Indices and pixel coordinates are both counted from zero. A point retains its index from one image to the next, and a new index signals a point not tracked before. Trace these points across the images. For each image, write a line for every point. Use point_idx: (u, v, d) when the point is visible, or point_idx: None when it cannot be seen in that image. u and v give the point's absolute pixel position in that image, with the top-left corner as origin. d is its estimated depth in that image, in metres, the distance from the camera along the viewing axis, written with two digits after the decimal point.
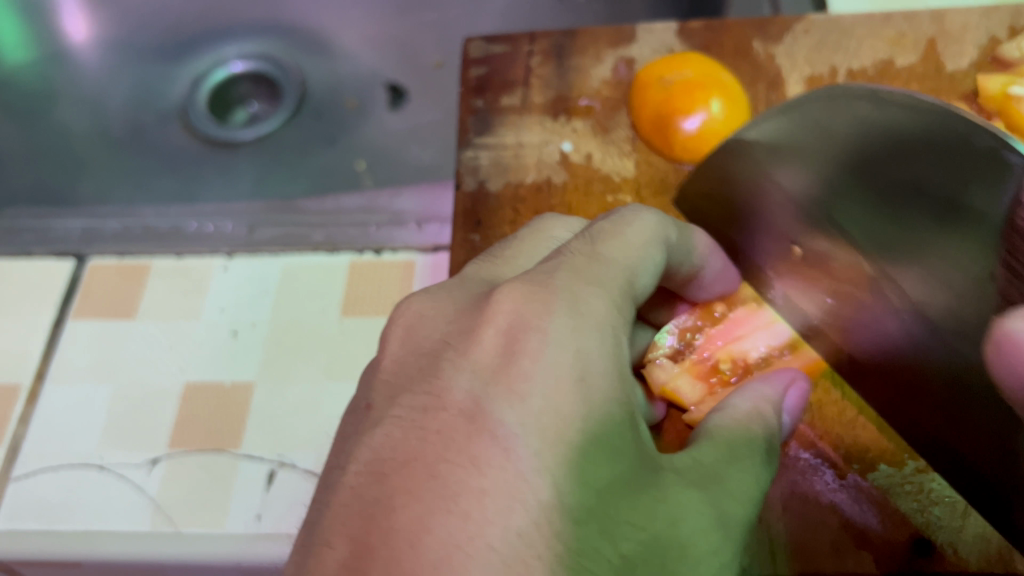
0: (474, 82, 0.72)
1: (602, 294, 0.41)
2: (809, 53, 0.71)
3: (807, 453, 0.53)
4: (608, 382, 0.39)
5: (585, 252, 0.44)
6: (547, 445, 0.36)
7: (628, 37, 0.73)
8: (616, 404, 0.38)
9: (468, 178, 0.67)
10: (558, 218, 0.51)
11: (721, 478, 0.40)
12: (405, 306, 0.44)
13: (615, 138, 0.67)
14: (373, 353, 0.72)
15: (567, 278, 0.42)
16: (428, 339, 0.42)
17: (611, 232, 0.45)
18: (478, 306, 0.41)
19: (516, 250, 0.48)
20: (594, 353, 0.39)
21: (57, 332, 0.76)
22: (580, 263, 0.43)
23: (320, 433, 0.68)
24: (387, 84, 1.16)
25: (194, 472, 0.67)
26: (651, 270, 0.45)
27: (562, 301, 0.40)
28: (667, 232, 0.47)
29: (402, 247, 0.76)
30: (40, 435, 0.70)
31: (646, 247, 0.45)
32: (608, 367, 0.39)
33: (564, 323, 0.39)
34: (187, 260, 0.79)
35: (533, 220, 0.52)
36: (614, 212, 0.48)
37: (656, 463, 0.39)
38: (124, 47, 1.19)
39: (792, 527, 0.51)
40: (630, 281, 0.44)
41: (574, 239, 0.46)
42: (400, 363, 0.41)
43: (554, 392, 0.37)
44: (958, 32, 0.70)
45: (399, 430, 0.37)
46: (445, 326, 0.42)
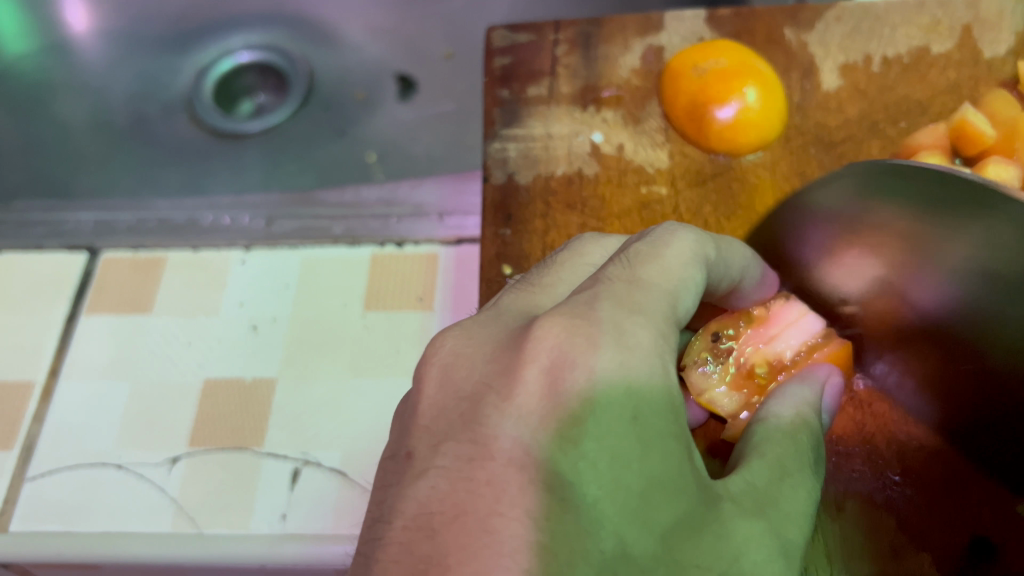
0: (499, 72, 0.70)
1: (647, 325, 0.39)
2: (843, 40, 0.69)
3: (858, 452, 0.52)
4: (663, 421, 0.37)
5: (624, 278, 0.41)
6: (604, 492, 0.35)
7: (656, 25, 0.71)
8: (671, 438, 0.37)
9: (497, 170, 0.65)
10: (596, 239, 0.48)
11: (779, 503, 0.39)
12: (439, 345, 0.41)
13: (647, 129, 0.66)
14: (398, 348, 0.70)
15: (609, 309, 0.39)
16: (466, 380, 0.39)
17: (648, 256, 0.42)
18: (519, 339, 0.39)
19: (554, 279, 0.45)
20: (646, 392, 0.37)
21: (70, 327, 0.74)
22: (621, 290, 0.40)
23: (344, 433, 0.66)
24: (398, 75, 1.14)
25: (215, 471, 0.65)
26: (693, 291, 0.42)
27: (607, 337, 0.37)
28: (706, 250, 0.44)
29: (424, 240, 0.75)
30: (55, 434, 0.68)
31: (687, 269, 0.43)
32: (661, 400, 0.37)
33: (612, 360, 0.37)
34: (203, 253, 0.77)
35: (570, 240, 0.48)
36: (647, 233, 0.45)
37: (715, 495, 0.38)
38: (127, 37, 1.17)
39: (847, 531, 0.50)
40: (674, 306, 0.41)
41: (611, 263, 0.43)
42: (439, 408, 0.38)
43: (605, 433, 0.35)
44: (994, 18, 0.69)
45: (445, 481, 0.35)
46: (482, 363, 0.39)
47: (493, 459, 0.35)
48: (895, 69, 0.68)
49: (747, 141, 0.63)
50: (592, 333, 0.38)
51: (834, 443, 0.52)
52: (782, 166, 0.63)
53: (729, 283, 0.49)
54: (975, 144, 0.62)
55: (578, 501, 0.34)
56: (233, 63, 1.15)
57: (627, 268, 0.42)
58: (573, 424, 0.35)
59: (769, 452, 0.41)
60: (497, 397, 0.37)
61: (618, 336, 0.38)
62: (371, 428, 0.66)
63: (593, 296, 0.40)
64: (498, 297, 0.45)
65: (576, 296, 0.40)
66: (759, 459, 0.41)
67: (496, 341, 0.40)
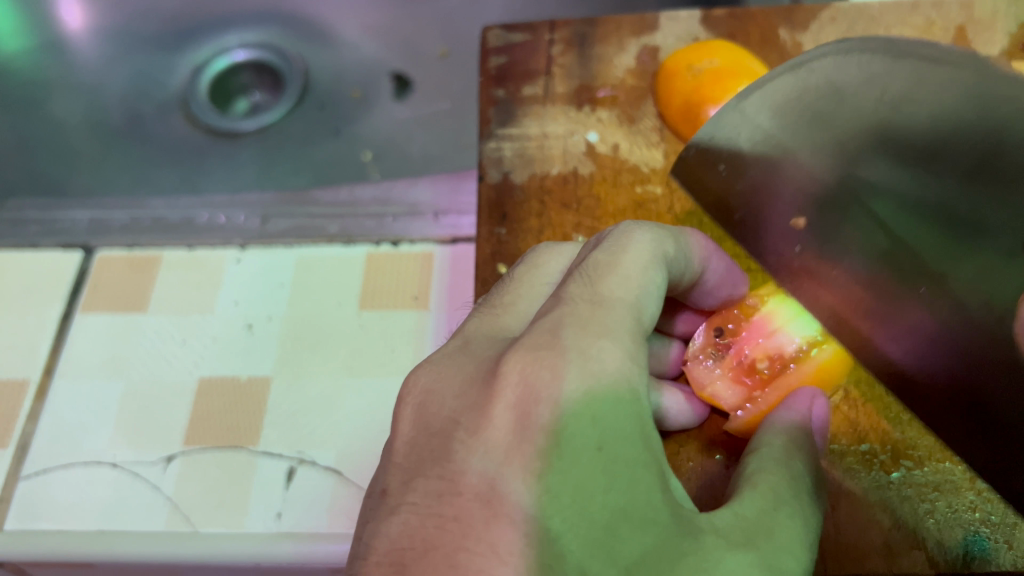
0: (494, 71, 0.70)
1: (613, 346, 0.38)
2: (837, 41, 0.69)
3: (854, 448, 0.52)
4: (633, 450, 0.36)
5: (586, 298, 0.40)
6: (568, 527, 0.34)
7: (651, 25, 0.71)
8: (640, 467, 0.36)
9: (492, 169, 0.65)
10: (555, 248, 0.47)
11: (772, 534, 0.39)
12: (412, 382, 0.40)
13: (642, 128, 0.66)
14: (393, 347, 0.70)
15: (573, 333, 0.38)
16: (437, 416, 0.38)
17: (606, 268, 0.42)
18: (486, 372, 0.38)
19: (515, 295, 0.44)
20: (615, 420, 0.36)
21: (65, 325, 0.74)
22: (584, 311, 0.39)
23: (340, 431, 0.66)
24: (393, 74, 1.14)
25: (210, 470, 0.65)
26: (654, 296, 0.41)
27: (573, 364, 0.37)
28: (664, 248, 0.44)
29: (419, 239, 0.75)
30: (50, 432, 0.68)
31: (646, 273, 0.42)
32: (629, 428, 0.37)
33: (579, 389, 0.36)
34: (199, 252, 0.77)
35: (528, 253, 0.47)
36: (602, 240, 0.44)
37: (695, 526, 0.37)
38: (122, 34, 1.16)
39: (843, 528, 0.50)
40: (639, 317, 0.40)
41: (570, 279, 0.42)
42: (410, 445, 0.38)
43: (573, 467, 0.35)
44: (988, 19, 0.69)
45: (415, 518, 0.36)
46: (452, 397, 0.39)
47: (488, 458, 0.36)
48: None
49: None
50: (554, 360, 0.37)
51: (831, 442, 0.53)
52: None
53: (691, 277, 0.48)
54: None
55: (545, 533, 0.34)
56: (228, 62, 1.16)
57: (586, 283, 0.41)
58: (539, 459, 0.35)
59: (761, 483, 0.42)
60: (465, 430, 0.37)
61: (581, 358, 0.37)
62: (366, 427, 0.66)
63: (555, 318, 0.39)
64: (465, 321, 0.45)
65: (543, 319, 0.40)
66: (751, 493, 0.41)
67: (464, 373, 0.39)
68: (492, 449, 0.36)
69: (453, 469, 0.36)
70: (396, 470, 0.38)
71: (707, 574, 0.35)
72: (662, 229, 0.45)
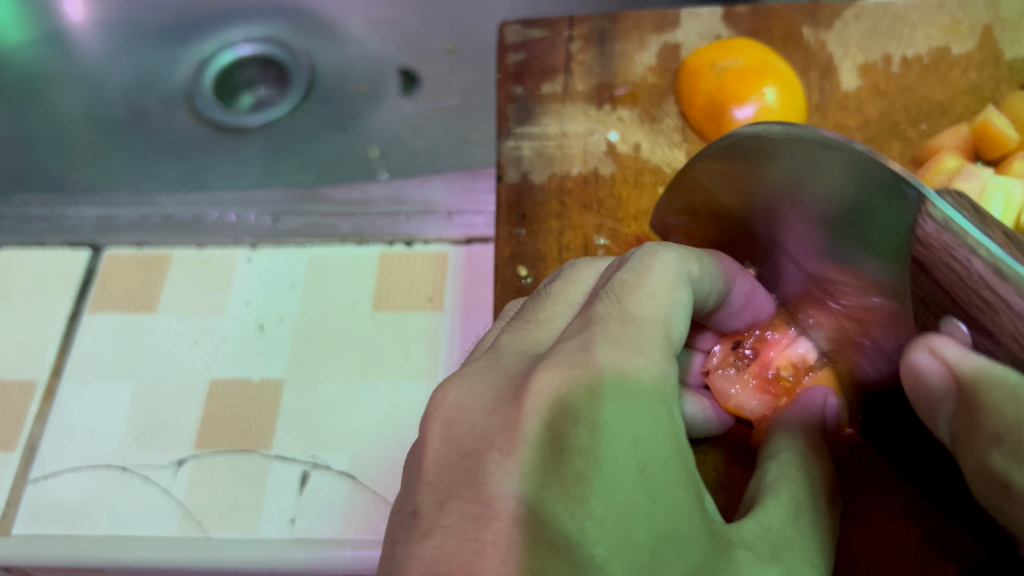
0: (512, 68, 0.69)
1: (647, 364, 0.37)
2: (862, 40, 0.68)
3: (881, 459, 0.52)
4: (672, 467, 0.35)
5: (617, 315, 0.39)
6: (609, 551, 0.33)
7: (672, 21, 0.70)
8: (680, 487, 0.35)
9: (511, 169, 0.64)
10: (589, 265, 0.45)
11: (793, 545, 0.38)
12: (440, 398, 0.39)
13: (664, 128, 0.65)
14: (408, 349, 0.69)
15: (607, 351, 0.37)
16: (468, 434, 0.37)
17: (634, 286, 0.41)
18: (519, 389, 0.37)
19: (551, 312, 0.43)
20: (652, 439, 0.35)
21: (73, 325, 0.72)
22: (615, 330, 0.38)
23: (355, 435, 0.65)
24: (401, 69, 1.13)
25: (223, 474, 0.64)
26: (683, 315, 0.41)
27: (608, 384, 0.36)
28: (689, 267, 0.42)
29: (434, 239, 0.74)
30: (58, 435, 0.67)
31: (673, 292, 0.41)
32: (668, 449, 0.35)
33: (615, 408, 0.35)
34: (209, 251, 0.75)
35: (558, 270, 0.46)
36: (626, 260, 0.43)
37: (727, 541, 0.37)
38: (125, 27, 1.14)
39: (873, 541, 0.50)
40: (669, 337, 0.39)
41: (597, 299, 0.41)
42: (442, 464, 0.37)
43: (614, 490, 0.34)
44: (1015, 18, 0.68)
45: (450, 541, 0.34)
46: (483, 415, 0.37)
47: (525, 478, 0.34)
48: (914, 70, 0.67)
49: None
50: (588, 377, 0.36)
51: (860, 452, 0.52)
52: None
53: (716, 299, 0.47)
54: (996, 147, 0.62)
55: (582, 559, 0.33)
56: (233, 56, 1.14)
57: (614, 301, 0.40)
58: (578, 482, 0.34)
59: (783, 492, 0.41)
60: (497, 451, 0.36)
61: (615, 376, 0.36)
62: (381, 431, 0.65)
63: (585, 335, 0.38)
64: (495, 339, 0.43)
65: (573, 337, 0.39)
66: (774, 500, 0.40)
67: (494, 392, 0.38)
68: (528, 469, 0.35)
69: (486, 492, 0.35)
70: (427, 490, 0.37)
71: None
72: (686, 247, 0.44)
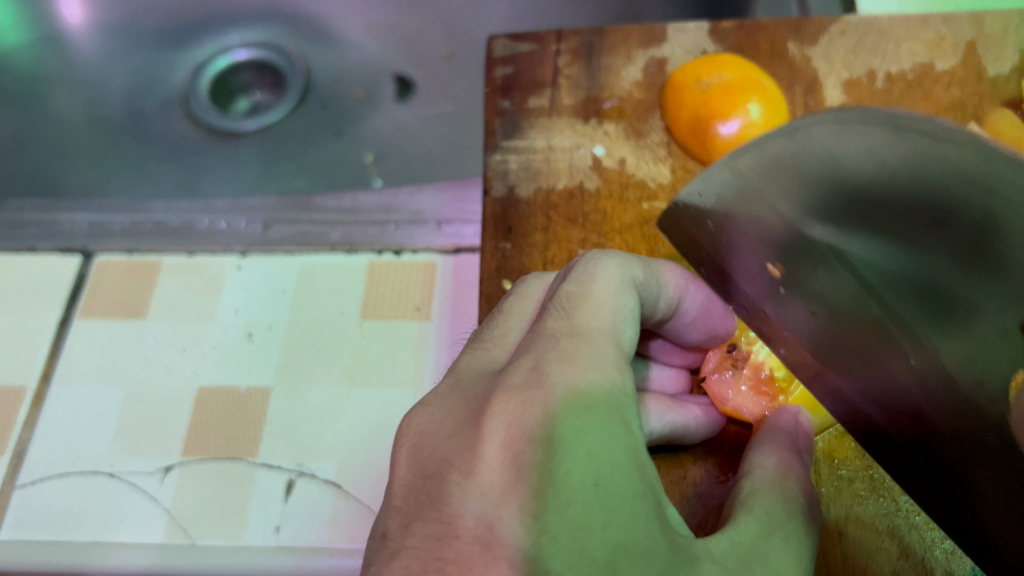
0: (500, 81, 0.69)
1: (599, 376, 0.38)
2: (846, 55, 0.69)
3: (860, 472, 0.52)
4: (628, 479, 0.36)
5: (565, 331, 0.39)
6: (564, 564, 0.33)
7: (659, 36, 0.71)
8: (638, 499, 0.36)
9: (497, 182, 0.64)
10: (538, 280, 0.46)
11: (767, 559, 0.39)
12: (406, 424, 0.39)
13: (650, 142, 0.65)
14: (395, 358, 0.70)
15: (560, 369, 0.37)
16: (432, 458, 0.37)
17: (577, 295, 0.41)
18: (476, 412, 0.37)
19: (503, 330, 0.43)
20: (607, 453, 0.36)
21: (63, 331, 0.73)
22: (566, 345, 0.38)
23: (342, 443, 0.66)
24: (397, 75, 1.14)
25: (210, 481, 0.64)
26: (630, 319, 0.41)
27: (563, 399, 0.36)
28: (633, 273, 0.43)
29: (422, 248, 0.74)
30: (47, 441, 0.68)
31: (619, 297, 0.41)
32: (622, 460, 0.36)
33: (571, 423, 0.36)
34: (199, 258, 0.76)
35: (510, 289, 0.46)
36: (569, 270, 0.44)
37: (691, 555, 0.37)
38: (122, 31, 1.15)
39: (850, 554, 0.50)
40: (620, 343, 0.40)
41: (546, 311, 0.41)
42: (408, 487, 0.37)
43: (568, 504, 0.34)
44: (998, 35, 0.69)
45: (416, 562, 0.34)
46: (445, 437, 0.37)
47: (491, 496, 0.34)
48: (898, 86, 0.67)
49: None
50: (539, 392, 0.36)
51: (839, 466, 0.52)
52: None
53: (666, 303, 0.47)
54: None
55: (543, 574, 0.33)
56: (230, 60, 1.15)
57: (561, 312, 0.41)
58: (534, 498, 0.34)
59: (756, 507, 0.42)
60: (457, 469, 0.36)
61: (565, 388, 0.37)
62: (367, 440, 0.66)
63: (533, 348, 0.39)
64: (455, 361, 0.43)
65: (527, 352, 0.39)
66: (746, 517, 0.41)
67: (456, 415, 0.38)
68: (489, 488, 0.35)
69: (450, 511, 0.35)
70: (395, 514, 0.36)
71: None
72: (629, 256, 0.44)
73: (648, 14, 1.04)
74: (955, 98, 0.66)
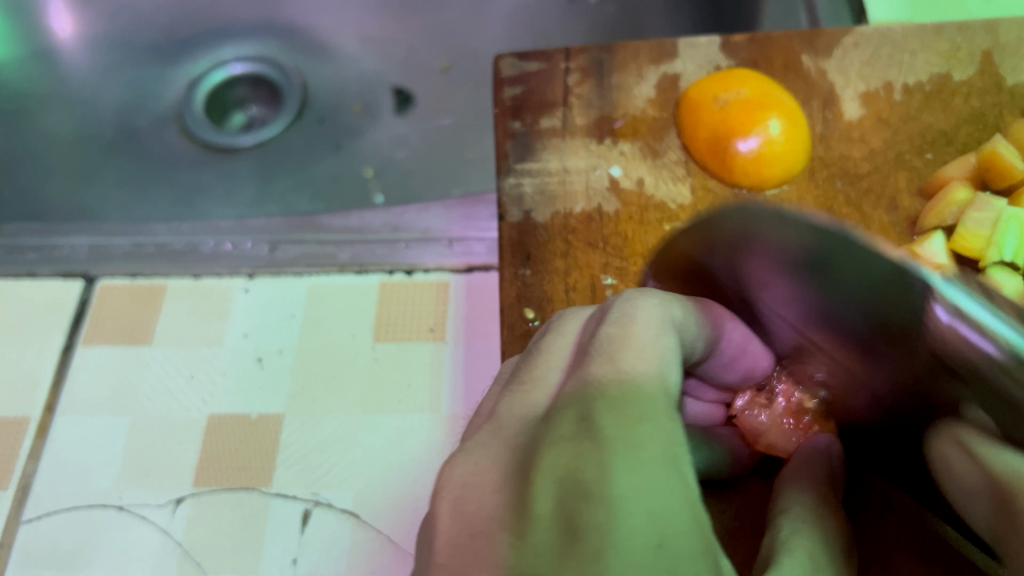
0: (510, 102, 0.68)
1: (654, 431, 0.36)
2: (863, 68, 0.68)
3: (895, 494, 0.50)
4: (689, 537, 0.33)
5: (610, 376, 0.38)
6: None
7: (670, 51, 0.69)
8: (702, 559, 0.32)
9: (513, 208, 0.63)
10: (575, 318, 0.45)
11: None
12: (446, 475, 0.37)
13: (667, 162, 0.64)
14: (411, 383, 0.68)
15: (611, 421, 0.36)
16: (477, 515, 0.35)
17: (619, 336, 0.40)
18: (522, 467, 0.36)
19: (543, 371, 0.42)
20: (669, 511, 0.33)
21: (66, 359, 0.71)
22: (613, 394, 0.37)
23: (357, 471, 0.64)
24: (395, 88, 1.12)
25: (223, 512, 0.63)
26: (674, 362, 0.40)
27: (616, 452, 0.35)
28: (671, 315, 0.42)
29: (434, 268, 0.73)
30: (52, 474, 0.66)
31: (661, 339, 0.40)
32: (683, 518, 0.33)
33: (627, 479, 0.34)
34: (206, 281, 0.74)
35: (552, 321, 0.46)
36: (607, 313, 0.43)
37: None
38: (112, 45, 1.13)
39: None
40: (667, 388, 0.38)
41: (588, 357, 0.40)
42: (453, 545, 0.34)
43: (629, 567, 0.31)
44: (1014, 45, 0.68)
45: None
46: (490, 497, 0.35)
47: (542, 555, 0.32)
48: (916, 98, 0.67)
49: (771, 175, 0.62)
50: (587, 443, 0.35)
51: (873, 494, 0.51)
52: (807, 202, 0.63)
53: (703, 347, 0.45)
54: (1004, 177, 0.61)
55: None
56: (225, 75, 1.14)
57: (603, 356, 0.40)
58: (595, 560, 0.31)
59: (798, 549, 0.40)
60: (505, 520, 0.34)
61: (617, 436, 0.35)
62: (384, 469, 0.64)
63: (580, 397, 0.38)
64: (494, 404, 0.42)
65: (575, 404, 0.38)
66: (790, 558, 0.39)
67: (500, 470, 0.36)
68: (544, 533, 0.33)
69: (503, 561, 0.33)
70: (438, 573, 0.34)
71: None
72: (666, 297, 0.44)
73: (650, 28, 1.03)
74: (975, 111, 0.66)
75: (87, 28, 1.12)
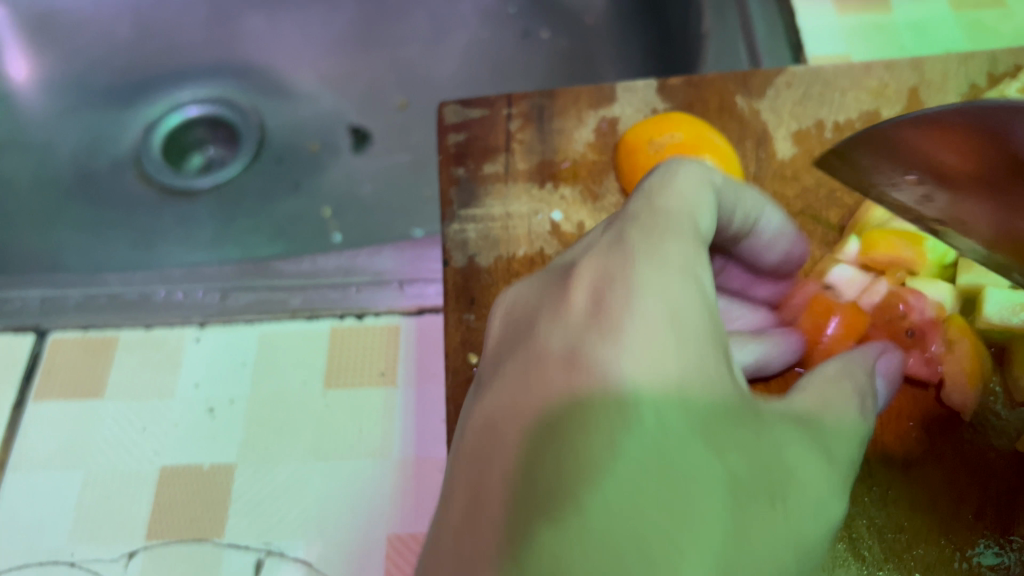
0: (454, 149, 0.70)
1: (687, 285, 0.44)
2: (794, 107, 0.70)
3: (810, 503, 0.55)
4: (700, 375, 0.42)
5: (646, 241, 0.45)
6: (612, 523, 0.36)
7: (608, 95, 0.71)
8: (708, 481, 0.39)
9: (457, 253, 0.64)
10: (684, 168, 0.51)
11: (801, 485, 0.42)
12: (507, 295, 0.49)
13: (606, 205, 0.66)
14: (362, 428, 0.69)
15: (630, 295, 0.43)
16: (523, 324, 0.46)
17: (643, 283, 0.43)
18: (559, 291, 0.45)
19: (635, 210, 0.48)
20: (677, 364, 0.41)
21: (17, 415, 0.71)
22: (648, 248, 0.45)
23: (310, 518, 0.65)
24: (351, 127, 1.13)
25: (176, 565, 0.64)
26: (708, 215, 0.49)
27: (632, 326, 0.42)
28: (711, 177, 0.51)
29: (384, 311, 0.74)
30: (8, 531, 0.66)
31: (699, 196, 0.49)
32: (682, 427, 0.40)
33: (640, 353, 0.41)
34: (157, 331, 0.75)
35: (665, 163, 0.52)
36: (659, 171, 0.51)
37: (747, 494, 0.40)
38: (68, 88, 1.14)
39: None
40: (696, 272, 0.45)
41: (632, 211, 0.49)
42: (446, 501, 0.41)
43: (620, 489, 0.37)
44: (938, 81, 0.71)
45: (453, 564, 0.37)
46: (537, 307, 0.46)
47: None
48: (846, 135, 0.69)
49: None
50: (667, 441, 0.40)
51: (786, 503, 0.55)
52: None
53: (738, 222, 0.55)
54: None
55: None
56: (182, 117, 1.15)
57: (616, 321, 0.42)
58: (592, 493, 0.37)
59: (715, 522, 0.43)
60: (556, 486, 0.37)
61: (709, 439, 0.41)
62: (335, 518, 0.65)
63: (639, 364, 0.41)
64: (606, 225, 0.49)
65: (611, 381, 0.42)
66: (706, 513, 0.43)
67: (545, 288, 0.47)
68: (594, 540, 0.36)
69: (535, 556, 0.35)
70: None
71: (749, 533, 0.39)
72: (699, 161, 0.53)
73: (604, 76, 1.10)
74: None
75: (43, 70, 1.12)
